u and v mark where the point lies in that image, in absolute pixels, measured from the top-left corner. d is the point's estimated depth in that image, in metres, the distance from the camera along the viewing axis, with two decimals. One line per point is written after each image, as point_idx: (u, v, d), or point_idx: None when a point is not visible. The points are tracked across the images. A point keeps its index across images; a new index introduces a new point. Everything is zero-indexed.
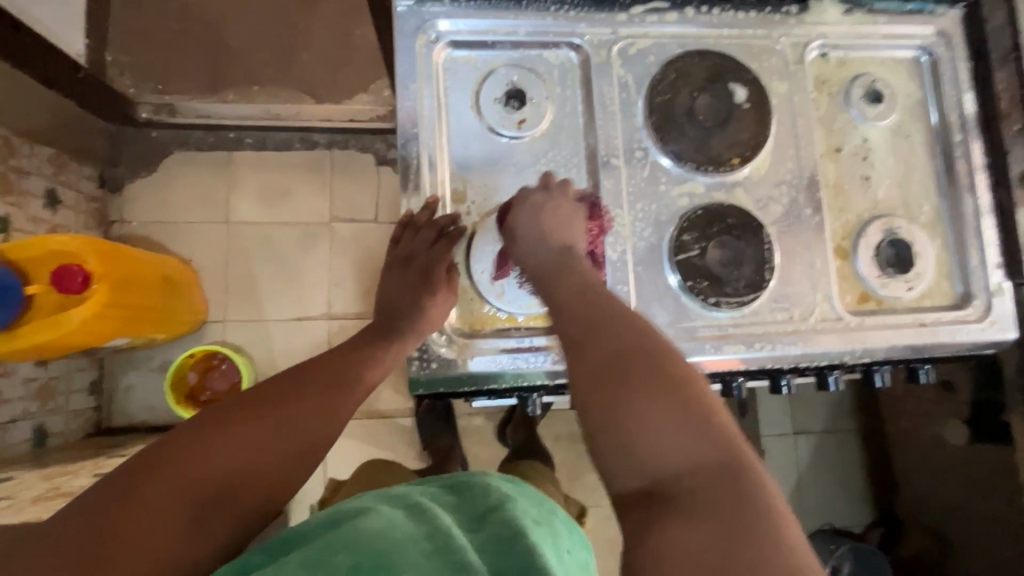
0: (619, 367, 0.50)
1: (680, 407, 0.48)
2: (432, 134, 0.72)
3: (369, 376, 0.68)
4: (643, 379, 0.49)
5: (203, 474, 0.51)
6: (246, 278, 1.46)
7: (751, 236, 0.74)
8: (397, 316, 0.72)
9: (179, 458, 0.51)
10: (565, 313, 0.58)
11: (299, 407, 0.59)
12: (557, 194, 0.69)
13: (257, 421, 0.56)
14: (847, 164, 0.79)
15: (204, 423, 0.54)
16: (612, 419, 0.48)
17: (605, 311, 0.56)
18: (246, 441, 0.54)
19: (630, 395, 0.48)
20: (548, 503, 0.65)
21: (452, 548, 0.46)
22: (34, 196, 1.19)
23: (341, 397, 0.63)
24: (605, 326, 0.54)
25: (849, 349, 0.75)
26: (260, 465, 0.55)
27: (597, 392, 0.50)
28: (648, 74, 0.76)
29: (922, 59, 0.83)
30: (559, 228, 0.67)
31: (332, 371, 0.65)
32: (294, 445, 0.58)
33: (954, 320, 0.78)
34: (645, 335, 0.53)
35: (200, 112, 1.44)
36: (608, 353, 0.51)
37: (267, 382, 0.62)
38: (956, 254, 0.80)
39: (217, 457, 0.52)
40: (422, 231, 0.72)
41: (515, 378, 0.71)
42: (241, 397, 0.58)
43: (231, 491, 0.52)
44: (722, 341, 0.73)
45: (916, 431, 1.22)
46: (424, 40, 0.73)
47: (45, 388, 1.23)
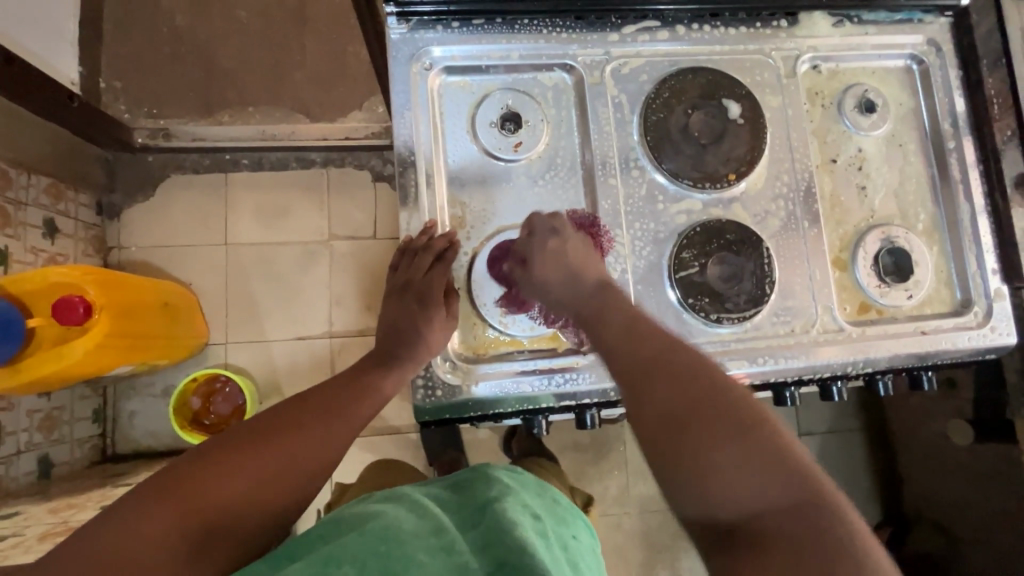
0: (688, 417, 0.51)
1: (751, 448, 0.48)
2: (429, 159, 0.73)
3: (369, 400, 0.67)
4: (710, 425, 0.50)
5: (212, 498, 0.50)
6: (247, 299, 1.46)
7: (750, 250, 0.74)
8: (398, 342, 0.71)
9: (182, 486, 0.50)
10: (623, 352, 0.59)
11: (303, 429, 0.59)
12: (568, 235, 0.70)
13: (262, 449, 0.56)
14: (843, 174, 0.80)
15: (207, 451, 0.54)
16: (684, 467, 0.49)
17: (664, 352, 0.57)
18: (248, 467, 0.54)
19: (700, 440, 0.49)
20: (549, 492, 0.66)
21: (455, 547, 0.47)
22: (32, 226, 1.20)
23: (345, 423, 0.63)
24: (667, 369, 0.55)
25: (852, 360, 0.75)
26: (262, 491, 0.54)
27: (665, 441, 0.51)
28: (641, 93, 0.77)
29: (913, 68, 0.84)
30: (584, 264, 0.69)
31: (335, 397, 0.65)
32: (298, 469, 0.57)
33: (955, 327, 0.78)
34: (706, 374, 0.54)
35: (195, 135, 1.44)
36: (672, 401, 0.52)
37: (269, 409, 0.62)
38: (954, 260, 0.81)
39: (220, 483, 0.52)
40: (419, 254, 0.72)
41: (520, 401, 0.71)
42: (242, 425, 0.58)
43: (233, 518, 0.51)
44: (725, 356, 0.73)
45: (922, 431, 1.22)
46: (418, 66, 0.74)
47: (49, 418, 1.23)
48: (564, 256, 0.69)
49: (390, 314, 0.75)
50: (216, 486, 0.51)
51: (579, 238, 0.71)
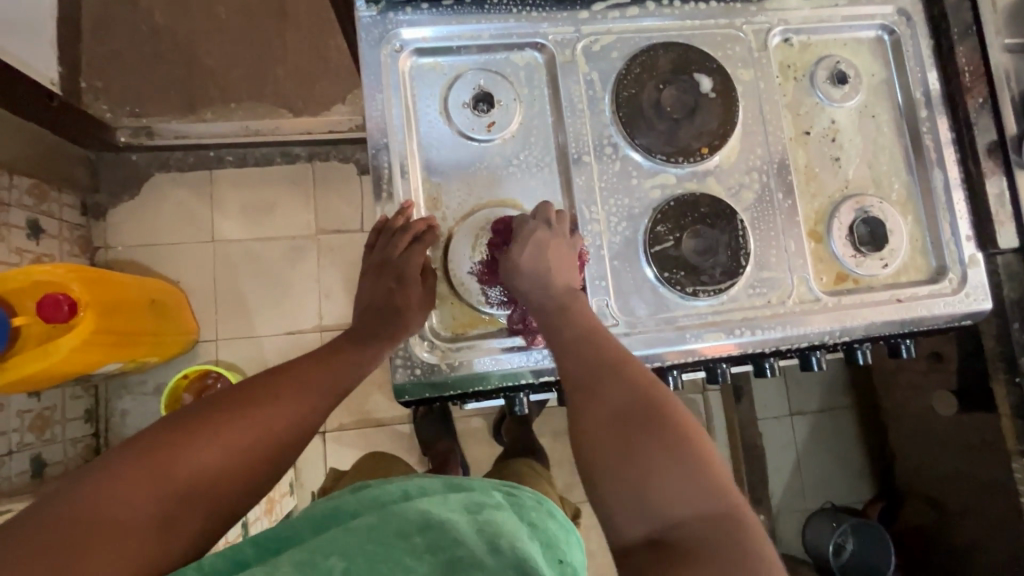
0: (629, 429, 0.51)
1: (682, 464, 0.49)
2: (402, 142, 0.73)
3: (348, 374, 0.67)
4: (652, 438, 0.50)
5: (181, 471, 0.51)
6: (236, 295, 1.46)
7: (724, 223, 0.75)
8: (375, 321, 0.71)
9: (156, 458, 0.50)
10: (572, 358, 0.58)
11: (276, 404, 0.59)
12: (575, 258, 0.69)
13: (238, 422, 0.56)
14: (817, 146, 0.80)
15: (181, 422, 0.54)
16: (619, 475, 0.50)
17: (610, 361, 0.57)
18: (224, 440, 0.54)
19: (644, 449, 0.50)
20: (543, 505, 0.61)
21: (442, 545, 0.46)
22: (16, 227, 1.20)
23: (322, 397, 0.63)
24: (612, 378, 0.55)
25: (829, 329, 0.76)
26: (237, 464, 0.54)
27: (603, 449, 0.51)
28: (613, 70, 0.77)
29: (884, 38, 0.84)
30: (562, 267, 0.67)
31: (314, 371, 0.65)
32: (273, 442, 0.57)
33: (930, 294, 0.79)
34: (649, 387, 0.54)
35: (178, 133, 1.43)
36: (616, 410, 0.52)
37: (248, 380, 0.62)
38: (928, 229, 0.81)
39: (194, 456, 0.52)
40: (395, 235, 0.71)
41: (499, 379, 0.71)
42: (216, 397, 0.58)
43: (205, 491, 0.52)
44: (703, 329, 0.74)
45: (909, 405, 1.24)
46: (388, 49, 0.74)
47: (41, 418, 1.24)
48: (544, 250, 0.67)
49: (368, 293, 0.74)
50: (189, 458, 0.52)
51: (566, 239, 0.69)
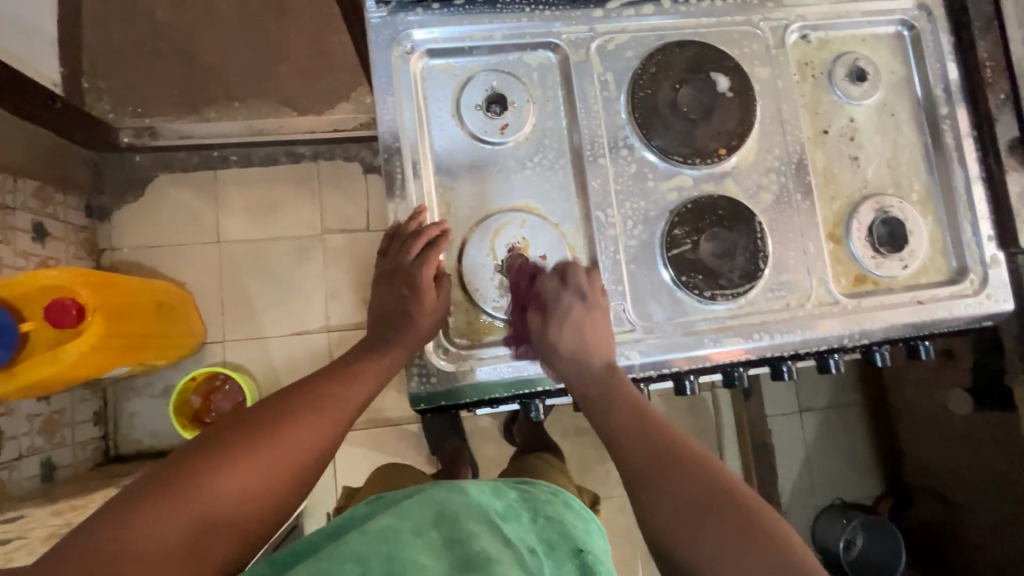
0: (692, 512, 0.52)
1: (752, 543, 0.49)
2: (414, 145, 0.72)
3: (366, 386, 0.66)
4: (722, 518, 0.51)
5: (209, 495, 0.50)
6: (244, 296, 1.46)
7: (742, 226, 0.73)
8: (388, 329, 0.69)
9: (180, 485, 0.49)
10: (628, 446, 0.59)
11: (297, 422, 0.58)
12: (594, 305, 0.69)
13: (261, 443, 0.55)
14: (835, 145, 0.79)
15: (202, 448, 0.53)
16: (696, 558, 0.50)
17: (666, 444, 0.58)
18: (246, 463, 0.53)
19: (711, 534, 0.50)
20: (560, 499, 0.62)
21: (457, 540, 0.48)
22: (21, 230, 1.19)
23: (343, 413, 0.62)
24: (671, 461, 0.56)
25: (848, 332, 0.75)
26: (262, 486, 0.53)
27: (675, 533, 0.52)
28: (628, 70, 0.75)
29: (904, 34, 0.82)
30: (597, 344, 0.68)
31: (331, 385, 0.64)
32: (296, 460, 0.56)
33: (951, 295, 0.77)
34: (709, 470, 0.55)
35: (182, 133, 1.42)
36: (683, 493, 0.53)
37: (265, 400, 0.60)
38: (949, 229, 0.80)
39: (222, 479, 0.51)
40: (408, 240, 0.70)
41: (515, 386, 0.71)
42: (237, 418, 0.57)
43: (232, 513, 0.51)
44: (721, 333, 0.73)
45: (921, 402, 1.23)
46: (399, 50, 0.72)
47: (50, 422, 1.24)
48: (572, 328, 0.68)
49: (381, 302, 0.72)
50: (217, 479, 0.51)
51: (595, 306, 0.69)
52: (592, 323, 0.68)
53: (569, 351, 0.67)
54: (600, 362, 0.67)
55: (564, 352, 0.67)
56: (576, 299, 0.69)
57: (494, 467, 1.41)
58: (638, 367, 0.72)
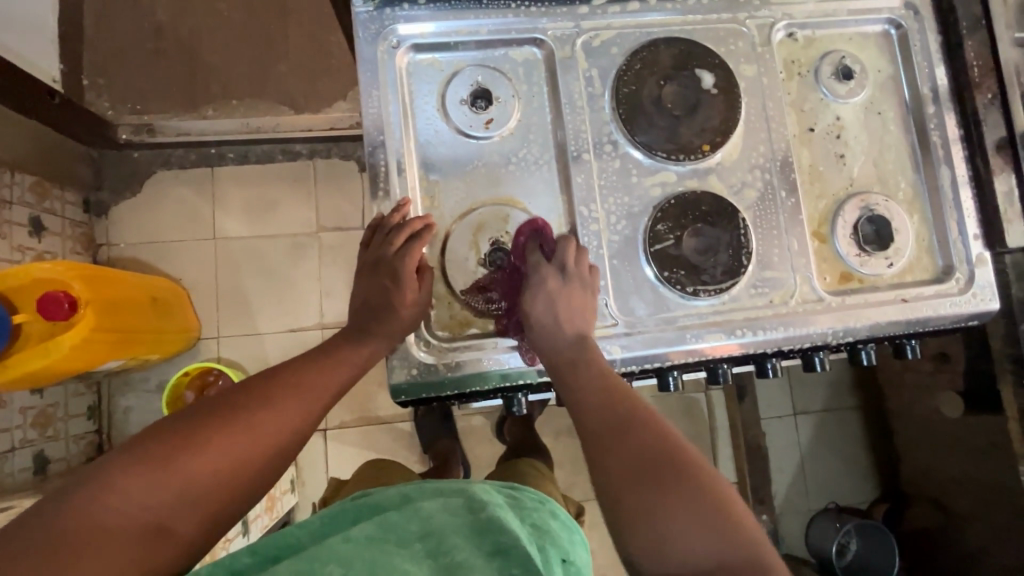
0: (646, 477, 0.50)
1: (705, 514, 0.48)
2: (399, 139, 0.72)
3: (342, 374, 0.65)
4: (679, 491, 0.49)
5: (180, 476, 0.51)
6: (239, 293, 1.47)
7: (726, 222, 0.73)
8: (367, 319, 0.68)
9: (149, 465, 0.50)
10: (587, 411, 0.57)
11: (273, 408, 0.58)
12: (574, 280, 0.68)
13: (232, 427, 0.55)
14: (821, 143, 0.79)
15: (175, 426, 0.53)
16: (657, 527, 0.48)
17: (626, 410, 0.56)
18: (217, 446, 0.53)
19: (664, 503, 0.49)
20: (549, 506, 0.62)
21: (443, 551, 0.48)
22: (18, 224, 1.20)
23: (317, 401, 0.62)
24: (630, 426, 0.55)
25: (833, 329, 0.74)
26: (231, 469, 0.54)
27: (628, 495, 0.50)
28: (613, 66, 0.75)
29: (891, 33, 0.82)
30: (573, 315, 0.66)
31: (308, 372, 0.64)
32: (269, 447, 0.57)
33: (937, 294, 0.77)
34: (665, 437, 0.54)
35: (181, 130, 1.43)
36: (639, 458, 0.52)
37: (243, 383, 0.60)
38: (935, 227, 0.79)
39: (195, 461, 0.52)
40: (391, 233, 0.69)
41: (497, 379, 0.71)
42: (216, 399, 0.57)
43: (202, 496, 0.52)
44: (703, 329, 0.72)
45: (915, 404, 1.22)
46: (385, 45, 0.73)
47: (44, 415, 1.25)
48: (552, 300, 0.66)
49: (359, 294, 0.70)
50: (189, 462, 0.51)
51: (577, 280, 0.68)
52: (571, 299, 0.66)
53: (545, 318, 0.66)
54: (573, 332, 0.65)
55: (540, 323, 0.66)
56: (553, 273, 0.68)
57: (486, 467, 1.41)
58: (620, 362, 0.71)
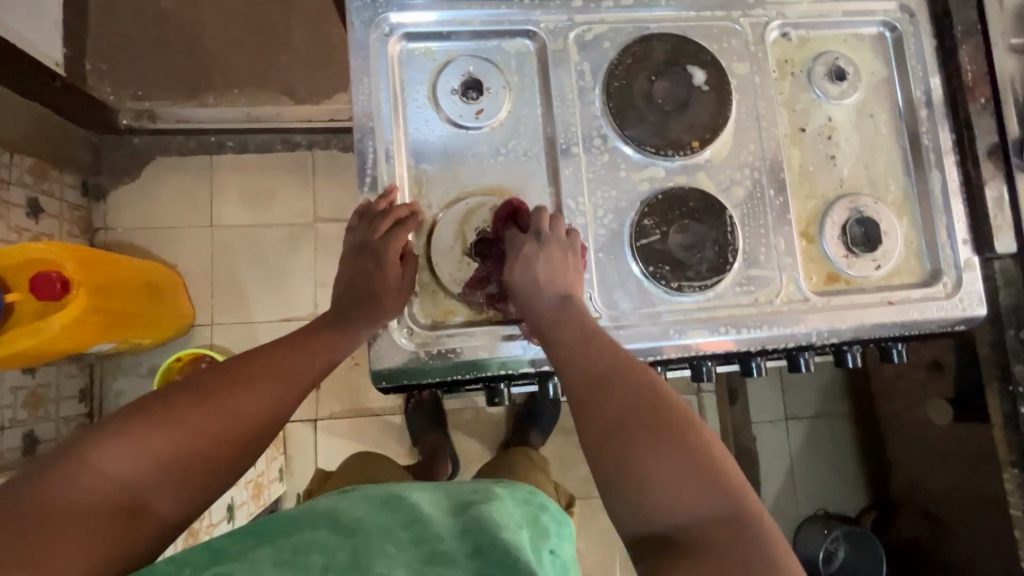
0: (629, 428, 0.50)
1: (688, 463, 0.48)
2: (389, 127, 0.72)
3: (323, 358, 0.65)
4: (663, 443, 0.49)
5: (153, 455, 0.51)
6: (234, 280, 1.47)
7: (713, 219, 0.73)
8: (350, 304, 0.69)
9: (124, 446, 0.50)
10: (571, 364, 0.57)
11: (250, 390, 0.58)
12: (550, 242, 0.67)
13: (210, 409, 0.55)
14: (812, 143, 0.79)
15: (152, 406, 0.53)
16: (641, 473, 0.48)
17: (611, 369, 0.55)
18: (192, 427, 0.53)
19: (643, 449, 0.49)
20: (538, 499, 0.61)
21: (424, 538, 0.46)
22: (16, 205, 1.21)
23: (298, 384, 0.62)
24: (616, 385, 0.53)
25: (817, 330, 0.74)
26: (207, 451, 0.54)
27: (609, 450, 0.50)
28: (605, 60, 0.75)
29: (886, 36, 0.82)
30: (556, 273, 0.65)
31: (289, 355, 0.63)
32: (246, 428, 0.57)
33: (923, 298, 0.77)
34: (650, 387, 0.53)
35: (180, 117, 1.45)
36: (625, 420, 0.51)
37: (223, 365, 0.60)
38: (924, 232, 0.79)
39: (169, 441, 0.52)
40: (376, 219, 0.69)
41: (478, 368, 0.71)
42: (194, 379, 0.57)
43: (176, 476, 0.52)
44: (687, 325, 0.72)
45: (906, 411, 1.22)
46: (377, 33, 0.73)
47: (35, 396, 1.25)
48: (533, 262, 0.66)
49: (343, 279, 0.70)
50: (163, 441, 0.52)
51: (558, 242, 0.68)
52: (551, 258, 0.66)
53: (528, 281, 0.65)
54: (556, 291, 0.64)
55: (523, 286, 0.66)
56: (529, 238, 0.68)
57: (475, 462, 1.41)
58: None
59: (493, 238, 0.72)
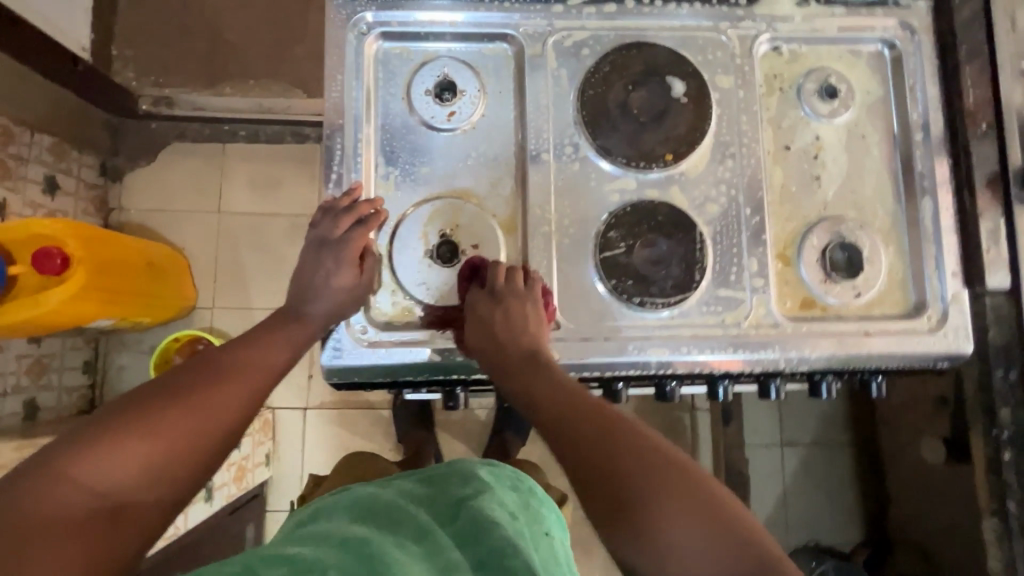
0: (636, 498, 0.49)
1: (701, 515, 0.48)
2: (359, 125, 0.72)
3: (284, 353, 0.65)
4: (671, 503, 0.48)
5: (129, 457, 0.49)
6: (236, 266, 1.51)
7: (681, 235, 0.71)
8: (300, 300, 0.68)
9: (97, 448, 0.48)
10: (560, 429, 0.55)
11: (221, 386, 0.57)
12: (506, 296, 0.67)
13: (183, 407, 0.53)
14: (795, 162, 0.76)
15: (118, 411, 0.51)
16: (661, 539, 0.47)
17: (605, 421, 0.54)
18: (165, 425, 0.52)
19: (661, 516, 0.48)
20: (525, 484, 0.63)
21: (434, 550, 0.47)
22: (32, 181, 1.26)
23: (264, 378, 0.61)
24: (614, 441, 0.53)
25: (783, 356, 0.71)
26: (184, 446, 0.52)
27: (622, 520, 0.48)
28: (582, 67, 0.74)
29: (885, 53, 0.78)
30: (516, 331, 0.65)
31: (247, 352, 0.62)
32: (221, 422, 0.55)
33: (903, 331, 0.73)
34: (646, 445, 0.52)
35: (195, 105, 1.47)
36: (636, 466, 0.51)
37: (186, 367, 0.58)
38: (911, 262, 0.75)
39: (142, 442, 0.50)
40: (339, 215, 0.69)
41: (429, 370, 0.70)
42: (157, 384, 0.55)
43: (157, 475, 0.50)
44: (646, 343, 0.70)
45: (909, 447, 1.16)
46: (355, 31, 0.73)
47: (39, 364, 1.31)
48: (491, 323, 0.66)
49: (297, 271, 0.70)
50: (136, 443, 0.49)
51: (521, 299, 0.67)
52: (511, 314, 0.66)
53: (485, 338, 0.66)
54: (521, 346, 0.64)
55: (480, 343, 0.66)
56: (484, 295, 0.68)
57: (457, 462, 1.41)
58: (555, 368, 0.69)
59: (455, 241, 0.72)
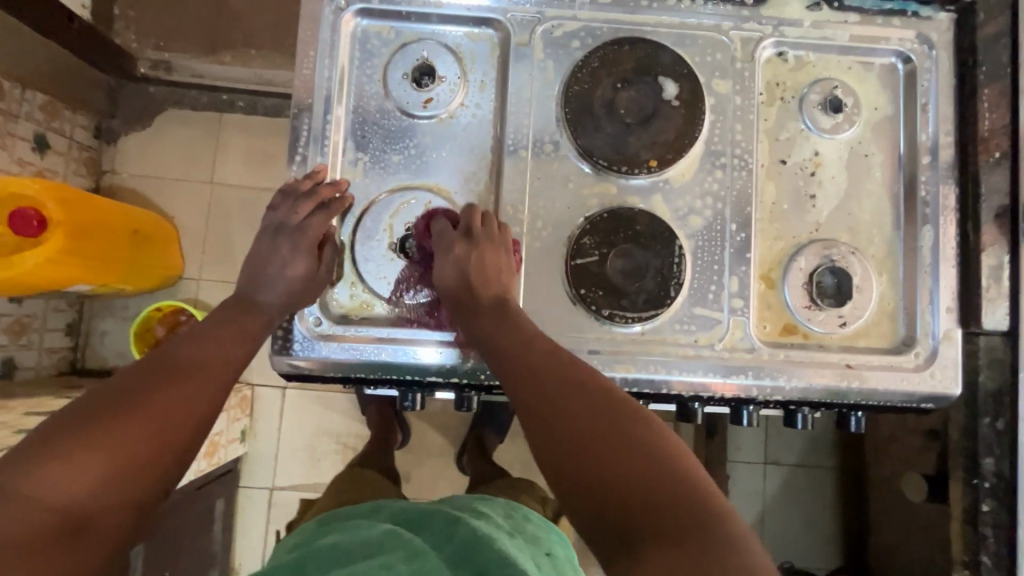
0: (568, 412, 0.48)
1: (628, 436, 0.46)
2: (329, 105, 0.69)
3: (242, 347, 0.58)
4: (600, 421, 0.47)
5: (81, 469, 0.42)
6: (223, 239, 1.49)
7: (660, 247, 0.67)
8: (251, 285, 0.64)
9: (33, 474, 0.41)
10: (510, 355, 0.55)
11: (186, 383, 0.50)
12: (481, 242, 0.64)
13: (133, 413, 0.46)
14: (789, 178, 0.71)
15: (59, 425, 0.44)
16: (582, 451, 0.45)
17: (552, 352, 0.54)
18: (122, 432, 0.45)
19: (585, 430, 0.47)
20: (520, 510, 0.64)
21: (426, 569, 0.47)
22: (22, 139, 1.22)
23: (225, 373, 0.54)
24: (557, 367, 0.52)
25: (758, 384, 0.67)
26: (145, 453, 0.45)
27: (547, 431, 0.48)
28: (570, 61, 0.70)
29: (898, 67, 0.73)
30: (489, 276, 0.63)
31: (209, 343, 0.55)
32: (186, 424, 0.48)
33: (886, 366, 0.69)
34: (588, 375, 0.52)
35: (195, 72, 1.41)
36: (572, 390, 0.50)
37: (140, 364, 0.51)
38: (904, 294, 0.71)
39: (95, 453, 0.43)
40: (299, 200, 0.66)
41: (383, 369, 0.67)
42: (106, 387, 0.48)
43: (116, 488, 0.43)
44: (612, 358, 0.67)
45: (894, 480, 1.11)
46: (332, 6, 0.69)
47: (19, 324, 1.29)
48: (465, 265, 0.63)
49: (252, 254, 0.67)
50: (88, 454, 0.43)
51: (493, 245, 0.64)
52: (482, 257, 0.63)
53: (456, 280, 0.63)
54: (493, 292, 0.62)
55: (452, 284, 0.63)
56: (456, 239, 0.65)
57: None
58: None
59: (418, 237, 0.68)
